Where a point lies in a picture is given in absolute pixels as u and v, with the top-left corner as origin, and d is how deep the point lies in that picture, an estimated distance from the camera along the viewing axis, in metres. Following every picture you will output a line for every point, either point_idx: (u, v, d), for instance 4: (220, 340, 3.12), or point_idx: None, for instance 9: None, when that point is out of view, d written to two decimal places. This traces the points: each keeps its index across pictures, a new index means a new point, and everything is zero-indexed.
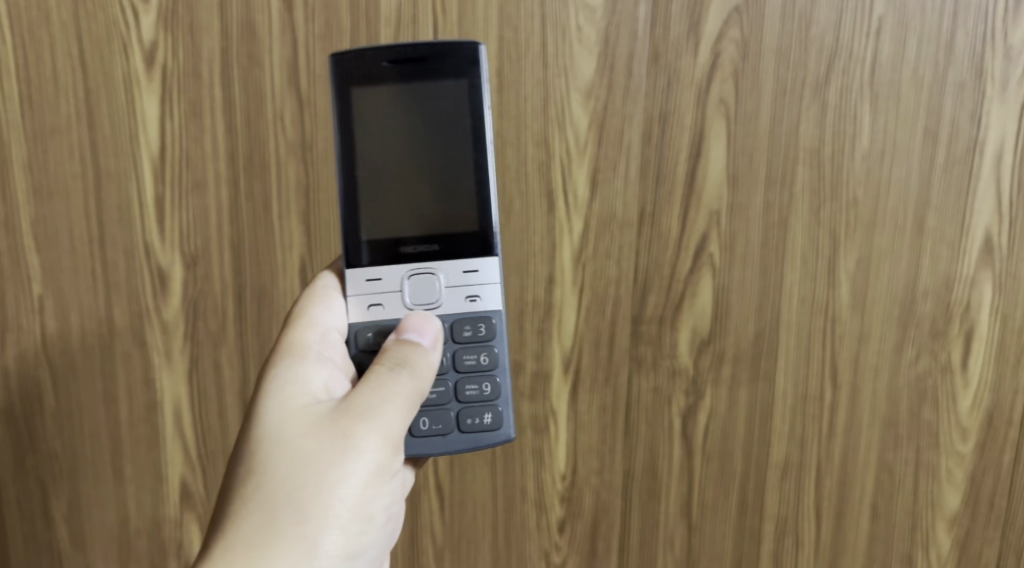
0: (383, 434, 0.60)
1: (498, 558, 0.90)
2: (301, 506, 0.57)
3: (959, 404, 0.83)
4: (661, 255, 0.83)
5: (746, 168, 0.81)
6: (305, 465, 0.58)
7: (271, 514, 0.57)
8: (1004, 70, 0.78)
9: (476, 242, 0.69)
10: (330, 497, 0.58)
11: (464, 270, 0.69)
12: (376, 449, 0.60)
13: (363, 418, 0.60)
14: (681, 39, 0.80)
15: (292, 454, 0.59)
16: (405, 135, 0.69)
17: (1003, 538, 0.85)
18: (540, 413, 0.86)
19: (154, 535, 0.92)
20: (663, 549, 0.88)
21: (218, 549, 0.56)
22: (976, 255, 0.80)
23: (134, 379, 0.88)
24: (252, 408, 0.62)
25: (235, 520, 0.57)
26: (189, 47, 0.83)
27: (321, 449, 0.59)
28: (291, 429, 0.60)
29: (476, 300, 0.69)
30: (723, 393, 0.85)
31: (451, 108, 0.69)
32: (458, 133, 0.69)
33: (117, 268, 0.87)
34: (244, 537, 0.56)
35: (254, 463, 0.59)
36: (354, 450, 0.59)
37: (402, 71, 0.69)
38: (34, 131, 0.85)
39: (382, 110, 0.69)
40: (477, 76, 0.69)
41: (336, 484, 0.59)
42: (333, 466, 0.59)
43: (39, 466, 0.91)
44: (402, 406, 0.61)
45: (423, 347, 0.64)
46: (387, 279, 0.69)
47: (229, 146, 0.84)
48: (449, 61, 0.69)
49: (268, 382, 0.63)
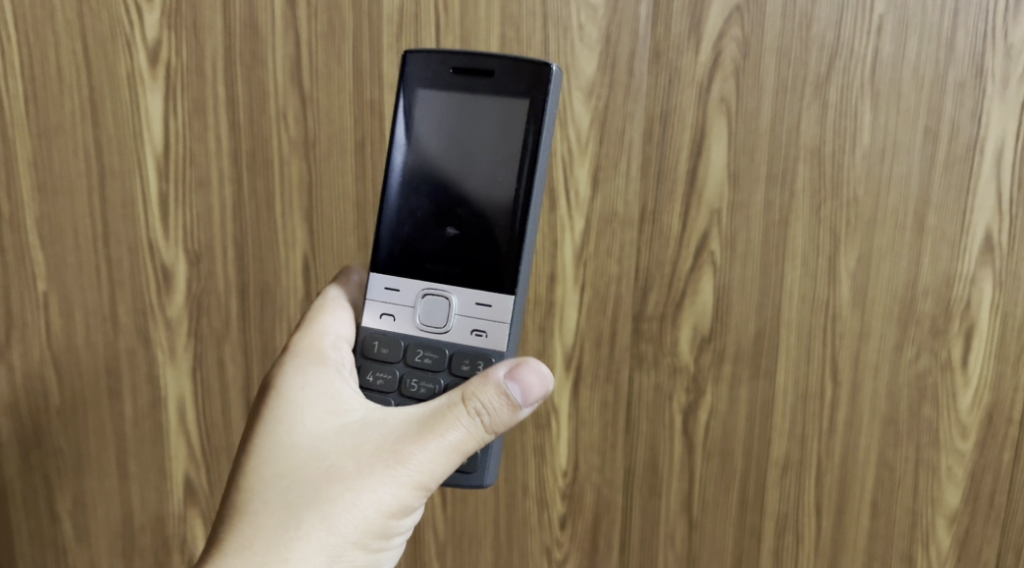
0: (421, 473, 0.60)
1: (500, 553, 0.91)
2: (322, 520, 0.59)
3: (959, 401, 0.83)
4: (662, 253, 0.83)
5: (747, 166, 0.81)
6: (336, 484, 0.59)
7: (293, 524, 0.59)
8: (1005, 68, 0.77)
9: (493, 275, 0.67)
10: (353, 522, 0.59)
11: (475, 301, 0.67)
12: (409, 486, 0.60)
13: (406, 454, 0.59)
14: (683, 37, 0.80)
15: (325, 471, 0.59)
16: (454, 147, 0.69)
17: (1003, 535, 0.84)
18: (541, 410, 0.88)
19: (157, 531, 0.92)
20: (664, 546, 0.89)
21: (238, 543, 0.59)
22: (976, 253, 0.80)
23: (138, 375, 0.89)
24: (290, 414, 0.62)
25: (257, 518, 0.59)
26: (193, 45, 0.83)
27: (356, 474, 0.59)
28: (328, 447, 0.60)
29: (481, 335, 0.67)
30: (723, 391, 0.85)
31: (507, 128, 0.68)
32: (507, 153, 0.67)
33: (121, 265, 0.87)
34: (263, 538, 0.59)
35: (286, 470, 0.60)
36: (389, 484, 0.59)
37: (471, 81, 0.69)
38: (39, 129, 0.86)
39: (439, 117, 0.69)
40: (539, 98, 0.67)
41: (362, 507, 0.59)
42: (363, 491, 0.59)
43: (44, 461, 0.91)
44: (452, 449, 0.60)
45: (512, 402, 0.60)
46: (402, 292, 0.69)
47: (233, 144, 0.84)
48: (515, 78, 0.67)
49: (307, 389, 0.64)
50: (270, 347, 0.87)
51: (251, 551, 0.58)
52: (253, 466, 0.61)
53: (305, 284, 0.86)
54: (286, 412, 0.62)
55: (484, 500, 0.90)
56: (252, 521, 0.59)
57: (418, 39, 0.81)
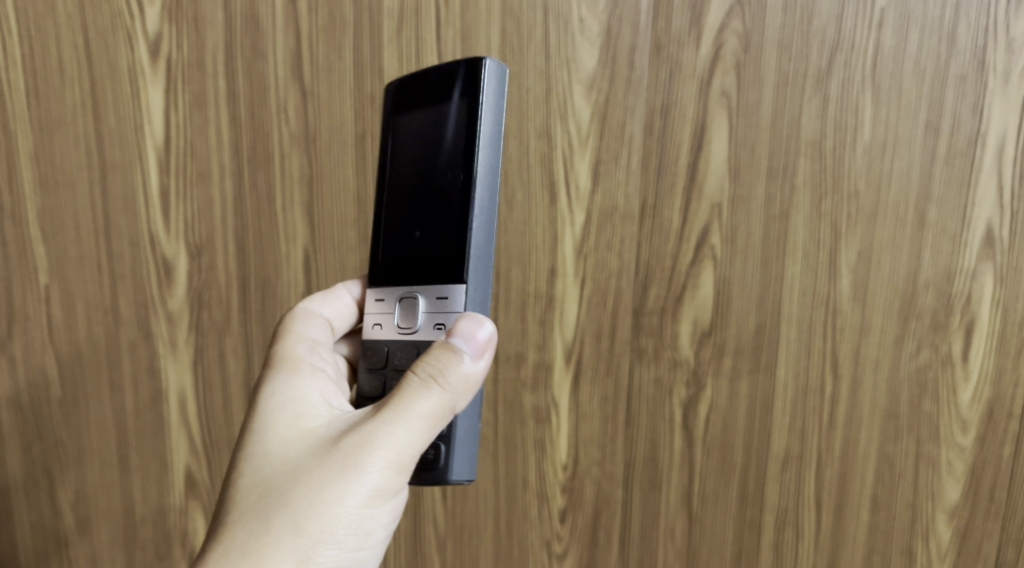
0: (388, 455, 0.60)
1: (500, 547, 0.91)
2: (297, 514, 0.59)
3: (959, 396, 0.83)
4: (662, 247, 0.83)
5: (748, 160, 0.81)
6: (307, 477, 0.60)
7: (268, 523, 0.59)
8: (1006, 62, 0.77)
9: (449, 270, 0.67)
10: (327, 513, 0.59)
11: (436, 297, 0.67)
12: (379, 470, 0.60)
13: (369, 436, 0.60)
14: (684, 30, 0.80)
15: (295, 468, 0.60)
16: (418, 158, 0.70)
17: (1003, 529, 0.84)
18: (541, 403, 0.87)
19: (158, 523, 0.92)
20: (664, 539, 0.89)
21: (217, 550, 0.59)
22: (977, 248, 0.80)
23: (139, 368, 0.89)
24: (260, 420, 0.63)
25: (232, 524, 0.60)
26: (194, 38, 0.83)
27: (324, 464, 0.60)
28: (298, 445, 0.61)
29: (441, 328, 0.66)
30: (724, 385, 0.85)
31: (453, 130, 0.67)
32: (456, 152, 0.67)
33: (123, 259, 0.87)
34: (239, 542, 0.59)
35: (258, 473, 0.61)
36: (357, 468, 0.60)
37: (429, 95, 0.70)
38: (40, 122, 0.86)
39: (406, 135, 0.71)
40: (477, 93, 0.66)
41: (333, 497, 0.59)
42: (331, 480, 0.59)
43: (45, 454, 0.92)
44: (412, 426, 0.60)
45: (462, 356, 0.61)
46: (386, 300, 0.70)
47: (233, 138, 0.84)
48: (460, 80, 0.67)
49: (280, 395, 0.65)
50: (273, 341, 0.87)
51: (228, 556, 0.58)
52: (230, 477, 0.62)
53: (306, 277, 0.86)
54: (258, 419, 0.64)
55: (484, 494, 0.90)
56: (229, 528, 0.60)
57: (418, 32, 0.81)
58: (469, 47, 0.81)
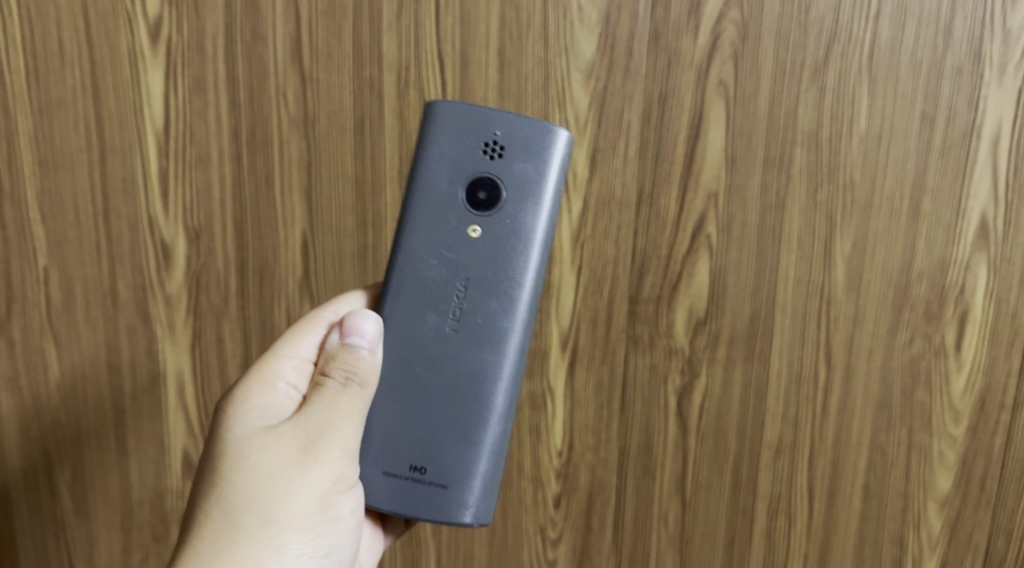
0: (342, 441, 0.64)
1: (494, 532, 0.91)
2: (266, 510, 0.62)
3: (952, 386, 0.84)
4: (659, 235, 0.84)
5: (745, 149, 0.82)
6: (270, 477, 0.63)
7: (236, 523, 0.62)
8: (1002, 54, 0.78)
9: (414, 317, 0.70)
10: (293, 504, 0.63)
11: None
12: (332, 460, 0.64)
13: (317, 430, 0.64)
14: (682, 20, 0.80)
15: (249, 469, 0.63)
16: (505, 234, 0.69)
17: (993, 518, 0.86)
18: (537, 389, 0.87)
19: (156, 506, 0.92)
20: (658, 525, 0.89)
21: (195, 552, 0.61)
22: (972, 240, 0.81)
23: (137, 351, 0.89)
24: (217, 425, 0.65)
25: (204, 527, 0.62)
26: (194, 23, 0.83)
27: (283, 462, 0.63)
28: (250, 445, 0.63)
29: None
30: (718, 371, 0.86)
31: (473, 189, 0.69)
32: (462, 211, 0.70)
33: (121, 242, 0.87)
34: (210, 547, 0.61)
35: (213, 483, 0.63)
36: (310, 459, 0.63)
37: (518, 147, 0.69)
38: (40, 104, 0.85)
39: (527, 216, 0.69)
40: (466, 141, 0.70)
41: (297, 491, 0.63)
42: (296, 475, 0.63)
43: (43, 436, 0.91)
44: (354, 418, 0.65)
45: (362, 350, 0.66)
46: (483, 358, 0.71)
47: (232, 122, 0.84)
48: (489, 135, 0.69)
49: (219, 408, 0.66)
50: (272, 325, 0.88)
51: (200, 559, 0.61)
52: (197, 484, 0.64)
53: (305, 261, 0.86)
54: (220, 423, 0.65)
55: None
56: (202, 532, 0.62)
57: (417, 19, 0.82)
58: (468, 34, 0.82)
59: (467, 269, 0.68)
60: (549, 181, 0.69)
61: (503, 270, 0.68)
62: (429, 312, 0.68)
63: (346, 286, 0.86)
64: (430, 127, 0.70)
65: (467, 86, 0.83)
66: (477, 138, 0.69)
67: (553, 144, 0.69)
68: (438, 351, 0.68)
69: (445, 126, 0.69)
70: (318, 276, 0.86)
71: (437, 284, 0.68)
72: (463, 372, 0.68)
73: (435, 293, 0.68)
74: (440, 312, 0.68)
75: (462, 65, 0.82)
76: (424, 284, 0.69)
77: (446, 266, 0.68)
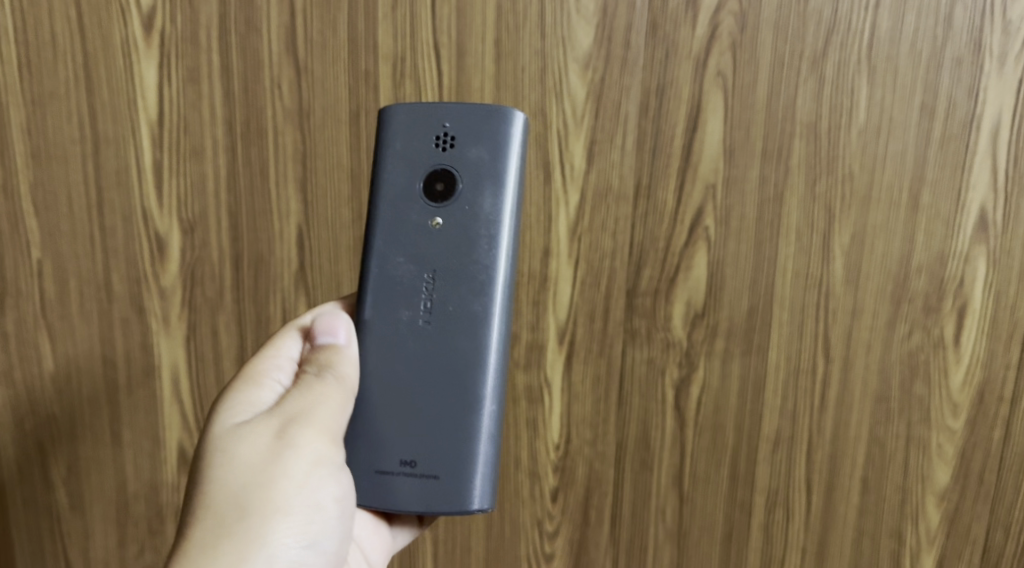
0: (320, 424, 0.64)
1: (491, 525, 0.90)
2: (247, 498, 0.61)
3: (951, 379, 0.84)
4: (657, 228, 0.83)
5: (743, 141, 0.81)
6: (247, 464, 0.62)
7: (217, 514, 0.61)
8: (1002, 45, 0.78)
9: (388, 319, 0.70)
10: (274, 491, 0.62)
11: None
12: (311, 443, 0.64)
13: (293, 415, 0.64)
14: (680, 10, 0.79)
15: (226, 459, 0.62)
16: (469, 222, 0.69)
17: (991, 512, 0.85)
18: (534, 382, 0.87)
19: (151, 499, 0.91)
20: (655, 519, 0.89)
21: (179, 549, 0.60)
22: (971, 232, 0.81)
23: (131, 344, 0.88)
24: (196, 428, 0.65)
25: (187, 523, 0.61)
26: (188, 13, 0.82)
27: (260, 449, 0.63)
28: (228, 436, 0.63)
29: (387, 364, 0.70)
30: (716, 365, 0.85)
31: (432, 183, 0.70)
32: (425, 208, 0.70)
33: (115, 234, 0.86)
34: (194, 540, 0.60)
35: (193, 479, 0.62)
36: (287, 443, 0.63)
37: (469, 134, 0.69)
38: (33, 96, 0.84)
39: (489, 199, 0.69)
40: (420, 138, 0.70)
41: (277, 476, 0.62)
42: (273, 459, 0.62)
43: (38, 429, 0.90)
44: (332, 404, 0.65)
45: (338, 347, 0.68)
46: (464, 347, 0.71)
47: (227, 114, 0.84)
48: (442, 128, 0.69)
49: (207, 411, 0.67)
50: (268, 318, 0.87)
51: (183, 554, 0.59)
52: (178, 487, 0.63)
53: (301, 254, 0.86)
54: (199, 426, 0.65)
55: None
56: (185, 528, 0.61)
57: (413, 9, 0.81)
58: (464, 24, 0.81)
59: (436, 260, 0.68)
60: (505, 161, 0.69)
61: (472, 255, 0.68)
62: (400, 308, 0.68)
63: (341, 280, 0.86)
64: (384, 132, 0.70)
65: (464, 77, 0.82)
66: (428, 133, 0.69)
67: (502, 124, 0.69)
68: (410, 347, 0.68)
69: (397, 128, 0.70)
70: (314, 269, 0.86)
71: (407, 280, 0.69)
72: (440, 363, 0.68)
73: (405, 290, 0.68)
74: (412, 307, 0.68)
75: (458, 56, 0.81)
76: (394, 282, 0.69)
77: (415, 261, 0.68)
